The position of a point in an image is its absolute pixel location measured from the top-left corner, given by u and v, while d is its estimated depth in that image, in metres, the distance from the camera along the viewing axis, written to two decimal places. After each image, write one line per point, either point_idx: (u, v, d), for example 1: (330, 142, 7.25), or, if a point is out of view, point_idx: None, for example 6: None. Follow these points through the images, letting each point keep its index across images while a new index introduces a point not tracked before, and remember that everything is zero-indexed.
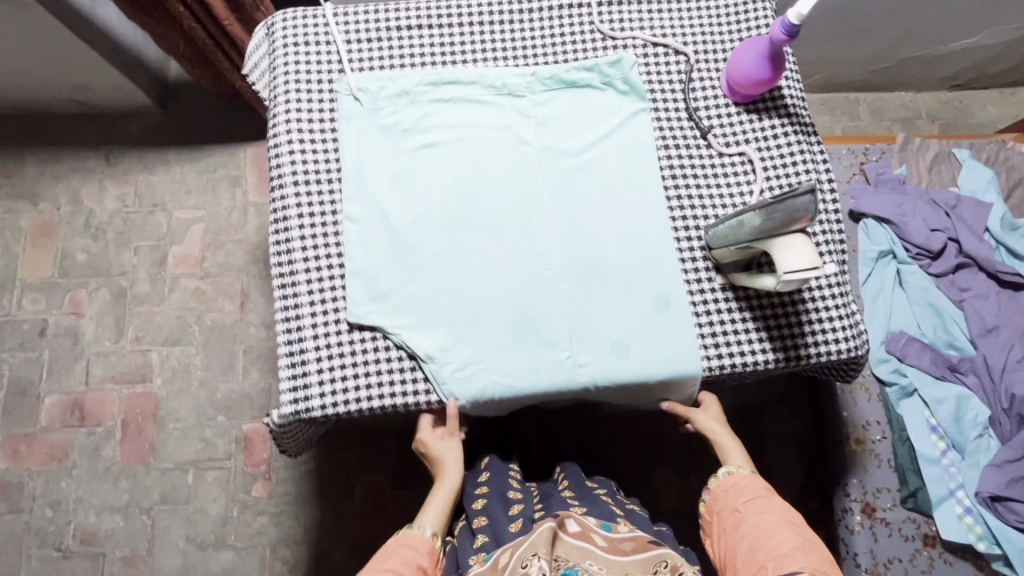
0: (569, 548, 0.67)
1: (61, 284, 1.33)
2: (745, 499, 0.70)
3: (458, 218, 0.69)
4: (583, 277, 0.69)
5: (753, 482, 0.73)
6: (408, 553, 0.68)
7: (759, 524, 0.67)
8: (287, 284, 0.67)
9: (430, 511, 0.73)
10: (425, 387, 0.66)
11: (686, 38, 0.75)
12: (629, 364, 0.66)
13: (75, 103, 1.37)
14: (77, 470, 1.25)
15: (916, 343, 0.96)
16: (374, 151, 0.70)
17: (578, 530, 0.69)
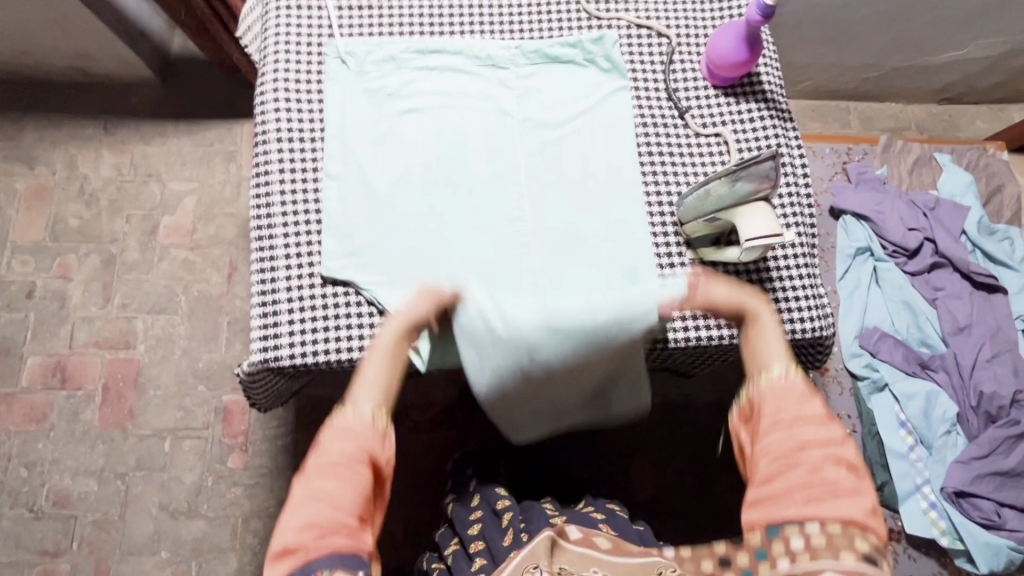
0: (574, 556, 0.62)
1: (51, 248, 1.34)
2: (792, 419, 0.53)
3: (436, 183, 0.71)
4: (556, 246, 0.70)
5: (796, 391, 0.54)
6: (351, 442, 0.54)
7: (805, 453, 0.51)
8: (265, 236, 0.69)
9: (366, 383, 0.56)
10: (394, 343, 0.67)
11: (670, 22, 0.77)
12: None
13: (77, 71, 1.39)
14: (55, 432, 1.25)
15: (889, 339, 0.97)
16: (360, 114, 0.72)
17: (580, 537, 0.65)
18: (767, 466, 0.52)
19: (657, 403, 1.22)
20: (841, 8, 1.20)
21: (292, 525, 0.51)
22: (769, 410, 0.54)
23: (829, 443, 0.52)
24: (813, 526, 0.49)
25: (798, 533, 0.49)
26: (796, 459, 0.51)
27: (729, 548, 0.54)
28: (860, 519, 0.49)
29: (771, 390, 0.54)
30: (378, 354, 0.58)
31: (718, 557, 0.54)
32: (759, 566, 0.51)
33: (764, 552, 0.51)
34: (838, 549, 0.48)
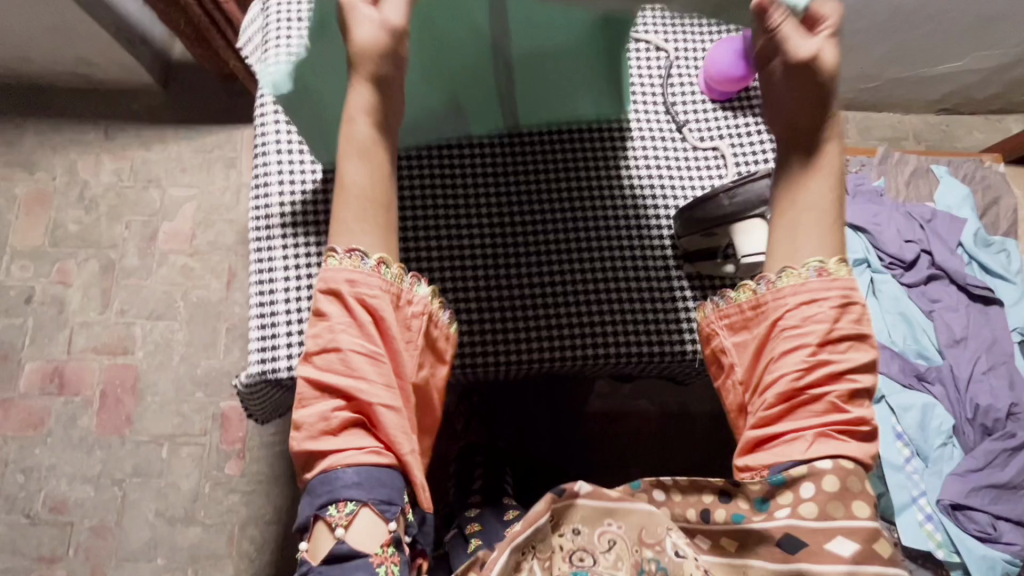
0: (586, 512, 0.52)
1: (50, 253, 1.35)
2: (828, 339, 0.53)
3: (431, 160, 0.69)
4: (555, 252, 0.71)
5: (836, 299, 0.54)
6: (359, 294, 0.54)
7: (831, 369, 0.53)
8: (264, 247, 0.69)
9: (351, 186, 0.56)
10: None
11: (668, 37, 0.79)
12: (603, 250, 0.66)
13: (78, 77, 1.39)
14: (52, 437, 1.25)
15: (885, 350, 0.97)
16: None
17: (592, 487, 0.52)
18: (787, 386, 0.53)
19: (655, 411, 1.22)
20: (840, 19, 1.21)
21: (306, 425, 0.53)
22: (797, 318, 0.54)
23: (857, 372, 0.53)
24: (829, 462, 0.50)
25: (809, 476, 0.50)
26: (819, 378, 0.53)
27: (729, 483, 0.52)
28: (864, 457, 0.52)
29: (809, 288, 0.54)
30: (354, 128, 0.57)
31: (717, 490, 0.52)
32: (756, 513, 0.51)
33: (767, 503, 0.51)
34: (849, 496, 0.49)
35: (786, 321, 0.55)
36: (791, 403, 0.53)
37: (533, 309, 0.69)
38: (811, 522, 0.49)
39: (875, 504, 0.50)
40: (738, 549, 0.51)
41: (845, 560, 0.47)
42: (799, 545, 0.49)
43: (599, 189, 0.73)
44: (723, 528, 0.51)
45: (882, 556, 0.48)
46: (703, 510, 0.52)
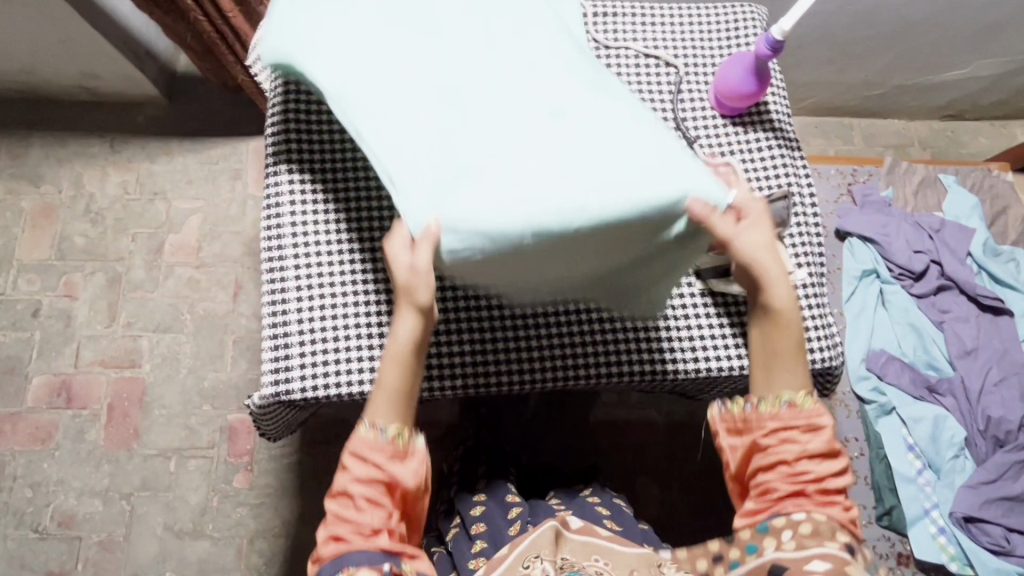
0: (575, 545, 0.66)
1: (57, 266, 1.35)
2: (804, 447, 0.56)
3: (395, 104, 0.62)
4: None
5: (813, 416, 0.56)
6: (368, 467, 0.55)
7: (802, 469, 0.56)
8: (276, 267, 0.69)
9: (384, 395, 0.56)
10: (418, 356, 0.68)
11: (678, 52, 0.79)
12: None
13: (83, 89, 1.39)
14: (60, 452, 1.25)
15: (896, 362, 0.97)
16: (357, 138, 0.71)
17: (581, 525, 0.69)
18: (761, 485, 0.57)
19: (663, 421, 1.22)
20: (847, 28, 1.20)
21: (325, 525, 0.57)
22: (773, 439, 0.56)
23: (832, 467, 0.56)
24: (801, 516, 0.54)
25: (788, 525, 0.54)
26: (793, 480, 0.55)
27: (722, 545, 0.59)
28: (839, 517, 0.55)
29: (785, 416, 0.56)
30: (390, 361, 0.56)
31: (712, 554, 0.59)
32: (747, 556, 0.55)
33: (754, 548, 0.55)
34: (821, 535, 0.53)
35: (765, 427, 0.57)
36: (768, 504, 0.56)
37: (547, 332, 0.69)
38: (791, 551, 0.53)
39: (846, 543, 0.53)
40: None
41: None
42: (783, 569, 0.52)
43: None
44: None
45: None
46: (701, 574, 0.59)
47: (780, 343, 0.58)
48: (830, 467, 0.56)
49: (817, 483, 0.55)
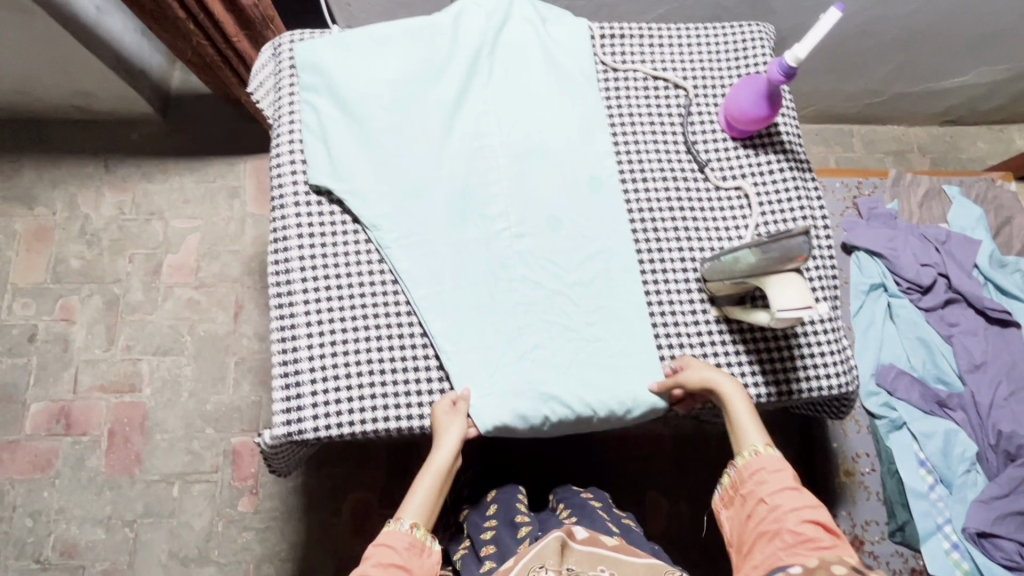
0: (581, 556, 0.66)
1: (53, 290, 1.32)
2: (776, 490, 0.61)
3: (413, 189, 0.71)
4: (581, 282, 0.70)
5: (783, 463, 0.63)
6: (384, 552, 0.60)
7: (784, 515, 0.59)
8: (285, 302, 0.68)
9: (414, 502, 0.63)
10: (440, 386, 0.67)
11: (687, 73, 0.78)
12: (560, 237, 0.71)
13: (75, 108, 1.37)
14: (61, 480, 1.23)
15: (906, 376, 0.97)
16: (358, 165, 0.70)
17: (587, 537, 0.68)
18: (757, 544, 0.59)
19: (670, 434, 1.21)
20: (848, 39, 1.20)
21: None
22: (751, 485, 0.62)
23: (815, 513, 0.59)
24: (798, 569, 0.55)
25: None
26: (774, 525, 0.59)
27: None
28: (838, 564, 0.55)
29: (753, 463, 0.63)
30: (427, 479, 0.64)
31: None
32: None
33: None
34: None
35: (743, 482, 0.63)
36: (763, 562, 0.58)
37: None
38: None
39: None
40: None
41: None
42: None
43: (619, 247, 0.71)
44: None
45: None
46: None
47: (736, 417, 0.64)
48: (811, 508, 0.59)
49: (798, 525, 0.58)
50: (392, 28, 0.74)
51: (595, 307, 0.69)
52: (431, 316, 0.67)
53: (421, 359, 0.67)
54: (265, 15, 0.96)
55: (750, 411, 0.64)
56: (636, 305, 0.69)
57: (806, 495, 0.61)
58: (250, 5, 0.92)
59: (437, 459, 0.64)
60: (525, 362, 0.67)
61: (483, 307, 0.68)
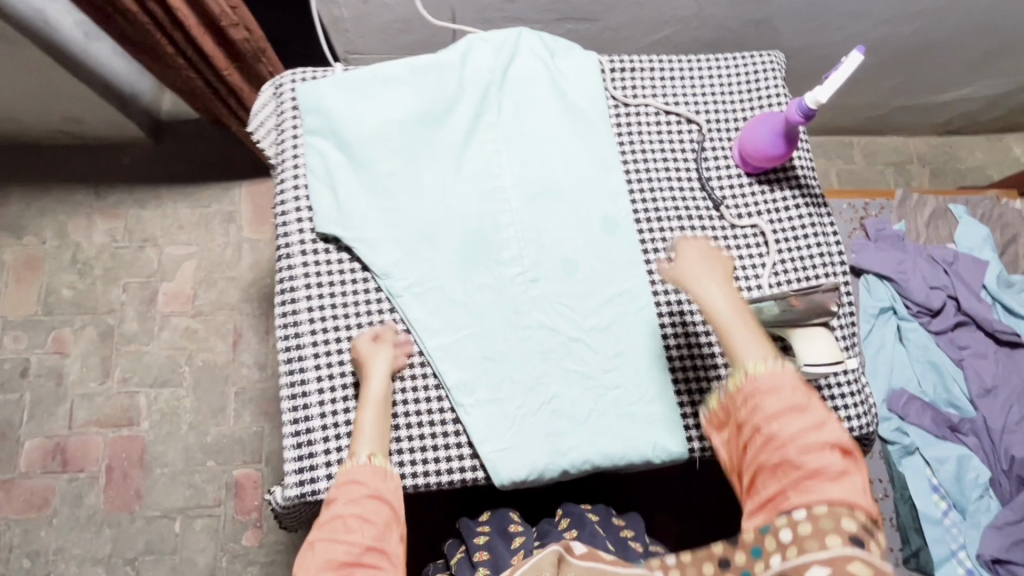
0: (580, 573, 0.59)
1: (45, 322, 1.29)
2: (773, 413, 0.51)
3: (424, 234, 0.69)
4: (598, 328, 0.68)
5: (784, 369, 0.53)
6: (356, 491, 0.57)
7: (785, 446, 0.50)
8: (294, 356, 0.66)
9: (364, 433, 0.61)
10: (456, 439, 0.65)
11: (699, 107, 0.76)
12: (576, 281, 0.69)
13: (63, 134, 1.33)
14: (58, 518, 1.20)
15: (917, 401, 0.97)
16: (366, 212, 0.68)
17: (585, 551, 0.60)
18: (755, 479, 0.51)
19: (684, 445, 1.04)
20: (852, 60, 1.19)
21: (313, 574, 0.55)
22: (746, 411, 0.52)
23: (823, 435, 0.50)
24: (801, 514, 0.48)
25: (788, 524, 0.48)
26: (775, 455, 0.50)
27: (726, 547, 0.52)
28: (849, 500, 0.48)
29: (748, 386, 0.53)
30: (370, 408, 0.62)
31: (717, 559, 0.52)
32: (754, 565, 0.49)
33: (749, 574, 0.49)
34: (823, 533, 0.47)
35: (736, 407, 0.54)
36: (767, 500, 0.50)
37: None
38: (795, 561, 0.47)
39: (854, 535, 0.46)
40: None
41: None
42: None
43: (635, 289, 0.70)
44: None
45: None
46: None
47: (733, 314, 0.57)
48: (820, 432, 0.50)
49: (802, 454, 0.49)
50: (397, 67, 0.72)
51: (612, 353, 0.68)
52: (446, 368, 0.65)
53: (437, 413, 0.66)
54: (255, 48, 0.94)
55: (732, 304, 0.57)
56: (654, 351, 0.68)
57: (812, 407, 0.51)
58: (241, 39, 0.90)
59: (372, 386, 0.63)
60: (544, 415, 0.65)
61: (499, 356, 0.66)
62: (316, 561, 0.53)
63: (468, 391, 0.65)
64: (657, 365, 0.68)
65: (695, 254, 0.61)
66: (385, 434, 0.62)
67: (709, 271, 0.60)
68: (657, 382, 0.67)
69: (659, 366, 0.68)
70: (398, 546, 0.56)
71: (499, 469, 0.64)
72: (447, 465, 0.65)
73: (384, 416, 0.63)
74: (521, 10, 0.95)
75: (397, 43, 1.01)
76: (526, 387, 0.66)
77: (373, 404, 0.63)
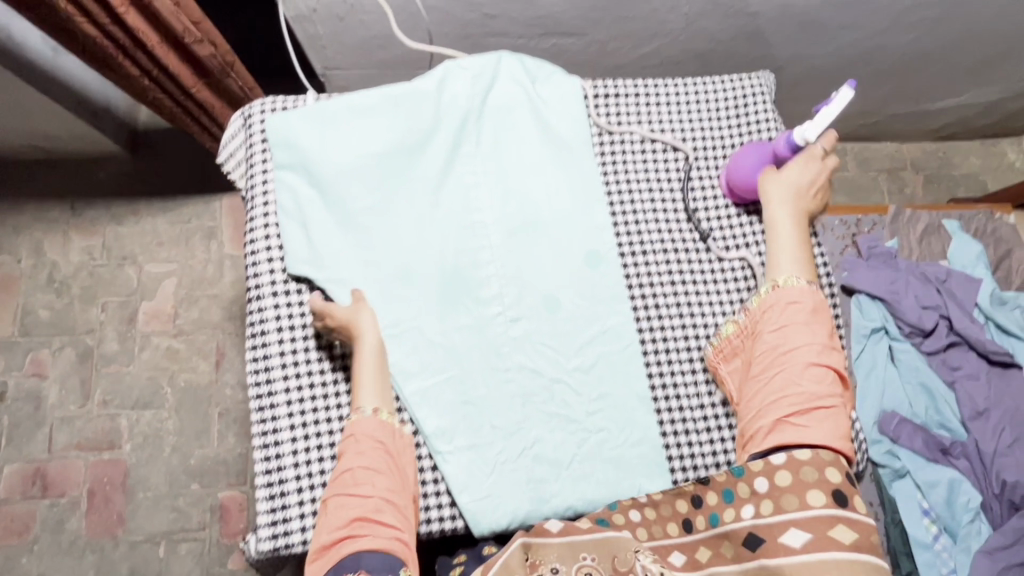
0: (561, 550, 0.54)
1: (22, 343, 1.26)
2: (782, 338, 0.61)
3: (400, 272, 0.66)
4: (581, 369, 0.66)
5: (808, 309, 0.62)
6: (363, 446, 0.58)
7: (790, 377, 0.59)
8: (265, 403, 0.64)
9: (363, 386, 0.61)
10: (435, 487, 0.63)
11: (685, 134, 0.74)
12: (559, 320, 0.67)
13: (36, 149, 1.29)
14: (40, 545, 1.18)
15: (908, 424, 0.96)
16: (340, 250, 0.66)
17: (563, 526, 0.56)
18: (756, 405, 0.60)
19: None
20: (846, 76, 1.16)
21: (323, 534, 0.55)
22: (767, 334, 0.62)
23: (808, 379, 0.59)
24: (780, 459, 0.56)
25: (764, 471, 0.56)
26: (774, 377, 0.60)
27: (698, 488, 0.59)
28: (831, 446, 0.56)
29: (770, 300, 0.63)
30: (368, 356, 0.62)
31: (689, 497, 0.59)
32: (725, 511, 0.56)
33: (718, 516, 0.57)
34: (802, 488, 0.53)
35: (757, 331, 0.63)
36: (763, 426, 0.59)
37: None
38: (769, 518, 0.54)
39: (834, 491, 0.53)
40: (711, 554, 0.56)
41: (798, 552, 0.50)
42: (759, 542, 0.53)
43: (620, 328, 0.68)
44: (676, 543, 0.57)
45: (845, 544, 0.50)
46: (684, 520, 0.59)
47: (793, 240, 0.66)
48: (823, 373, 0.59)
49: (795, 384, 0.59)
50: (372, 96, 0.69)
51: (595, 394, 0.66)
52: (423, 415, 0.63)
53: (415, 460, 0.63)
54: (222, 62, 0.91)
55: (796, 234, 0.65)
56: (639, 392, 0.66)
57: (822, 350, 0.60)
58: (207, 54, 0.87)
59: (365, 337, 0.62)
60: (525, 461, 0.63)
61: (479, 400, 0.64)
62: (330, 517, 0.56)
63: (446, 437, 0.63)
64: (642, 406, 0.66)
65: (798, 171, 0.66)
66: (388, 389, 0.62)
67: (795, 199, 0.66)
68: (642, 424, 0.65)
69: (644, 408, 0.66)
70: (406, 501, 0.57)
71: (479, 519, 0.62)
72: (425, 515, 0.63)
73: (382, 366, 0.63)
74: (504, 26, 0.92)
75: (375, 60, 0.97)
76: (506, 432, 0.64)
77: (369, 353, 0.62)
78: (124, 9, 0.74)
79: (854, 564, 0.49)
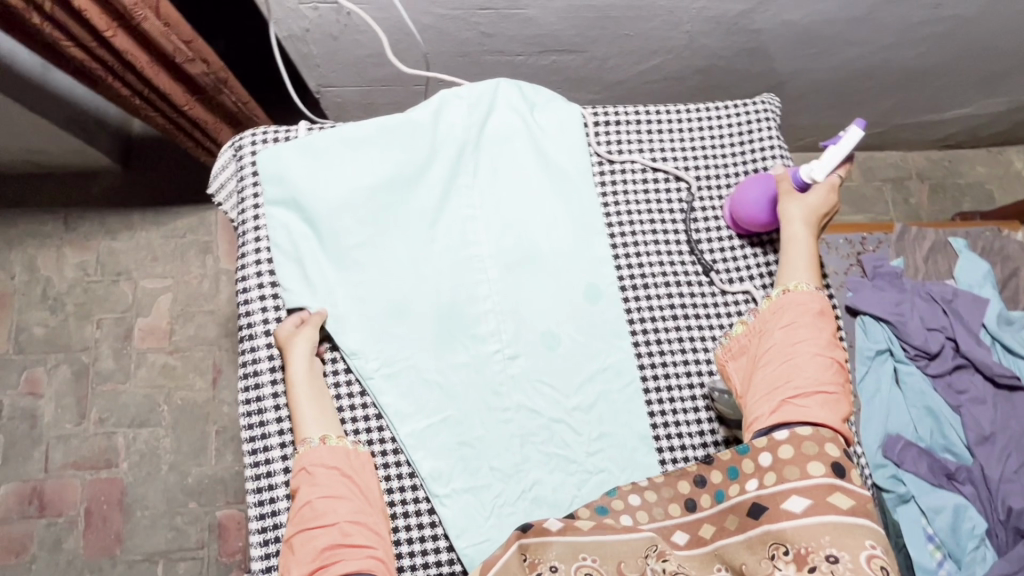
0: (561, 550, 0.52)
1: (17, 361, 1.25)
2: (789, 327, 0.58)
3: (396, 309, 0.65)
4: (581, 408, 0.65)
5: (815, 307, 0.59)
6: (322, 470, 0.56)
7: (797, 363, 0.56)
8: (259, 446, 0.63)
9: (304, 420, 0.59)
10: (432, 531, 0.62)
11: (688, 163, 0.72)
12: (558, 357, 0.66)
13: (28, 164, 1.27)
14: (37, 564, 1.18)
15: (913, 448, 0.94)
16: (335, 286, 0.64)
17: (563, 523, 0.53)
18: (757, 390, 0.57)
19: None
20: (850, 92, 1.14)
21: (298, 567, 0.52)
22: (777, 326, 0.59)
23: (816, 366, 0.56)
24: (784, 434, 0.53)
25: (768, 446, 0.53)
26: (782, 364, 0.56)
27: (702, 468, 0.57)
28: (832, 426, 0.54)
29: (781, 303, 0.60)
30: (301, 390, 0.60)
31: (693, 476, 0.57)
32: (730, 485, 0.54)
33: (723, 492, 0.54)
34: (805, 459, 0.51)
35: (765, 322, 0.60)
36: (768, 411, 0.55)
37: None
38: (774, 487, 0.51)
39: (834, 462, 0.51)
40: (716, 531, 0.53)
41: (799, 516, 0.49)
42: (761, 509, 0.51)
43: (621, 364, 0.66)
44: (677, 522, 0.55)
45: (843, 509, 0.49)
46: (687, 500, 0.56)
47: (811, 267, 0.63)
48: (829, 362, 0.56)
49: (804, 370, 0.56)
50: (367, 125, 0.67)
51: (594, 434, 0.64)
52: (420, 456, 0.62)
53: (411, 504, 0.62)
54: (216, 79, 0.88)
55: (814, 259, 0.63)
56: (639, 431, 0.65)
57: (829, 343, 0.57)
58: (198, 72, 0.84)
59: (294, 368, 0.61)
60: (523, 503, 0.62)
61: (477, 442, 0.63)
62: (298, 555, 0.53)
63: (444, 480, 0.62)
64: (644, 446, 0.65)
65: (822, 198, 0.63)
66: (329, 413, 0.61)
67: (813, 226, 0.63)
68: (643, 465, 0.64)
69: (646, 450, 0.65)
70: (376, 517, 0.56)
71: (477, 564, 0.61)
72: (422, 561, 0.62)
73: (317, 385, 0.61)
74: (501, 44, 0.89)
75: (371, 77, 0.95)
76: (505, 474, 0.62)
77: (301, 385, 0.61)
78: (111, 32, 0.71)
79: (851, 528, 0.47)
